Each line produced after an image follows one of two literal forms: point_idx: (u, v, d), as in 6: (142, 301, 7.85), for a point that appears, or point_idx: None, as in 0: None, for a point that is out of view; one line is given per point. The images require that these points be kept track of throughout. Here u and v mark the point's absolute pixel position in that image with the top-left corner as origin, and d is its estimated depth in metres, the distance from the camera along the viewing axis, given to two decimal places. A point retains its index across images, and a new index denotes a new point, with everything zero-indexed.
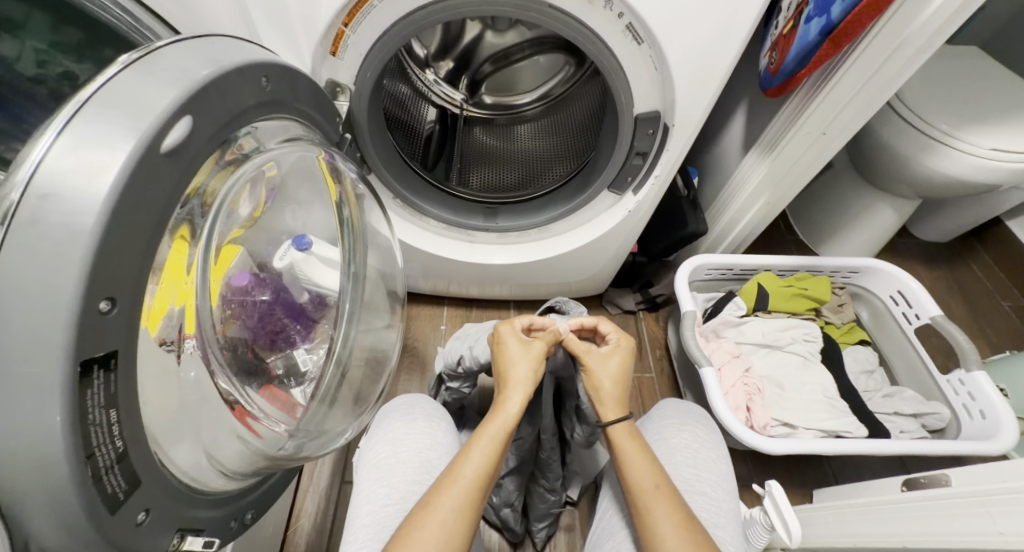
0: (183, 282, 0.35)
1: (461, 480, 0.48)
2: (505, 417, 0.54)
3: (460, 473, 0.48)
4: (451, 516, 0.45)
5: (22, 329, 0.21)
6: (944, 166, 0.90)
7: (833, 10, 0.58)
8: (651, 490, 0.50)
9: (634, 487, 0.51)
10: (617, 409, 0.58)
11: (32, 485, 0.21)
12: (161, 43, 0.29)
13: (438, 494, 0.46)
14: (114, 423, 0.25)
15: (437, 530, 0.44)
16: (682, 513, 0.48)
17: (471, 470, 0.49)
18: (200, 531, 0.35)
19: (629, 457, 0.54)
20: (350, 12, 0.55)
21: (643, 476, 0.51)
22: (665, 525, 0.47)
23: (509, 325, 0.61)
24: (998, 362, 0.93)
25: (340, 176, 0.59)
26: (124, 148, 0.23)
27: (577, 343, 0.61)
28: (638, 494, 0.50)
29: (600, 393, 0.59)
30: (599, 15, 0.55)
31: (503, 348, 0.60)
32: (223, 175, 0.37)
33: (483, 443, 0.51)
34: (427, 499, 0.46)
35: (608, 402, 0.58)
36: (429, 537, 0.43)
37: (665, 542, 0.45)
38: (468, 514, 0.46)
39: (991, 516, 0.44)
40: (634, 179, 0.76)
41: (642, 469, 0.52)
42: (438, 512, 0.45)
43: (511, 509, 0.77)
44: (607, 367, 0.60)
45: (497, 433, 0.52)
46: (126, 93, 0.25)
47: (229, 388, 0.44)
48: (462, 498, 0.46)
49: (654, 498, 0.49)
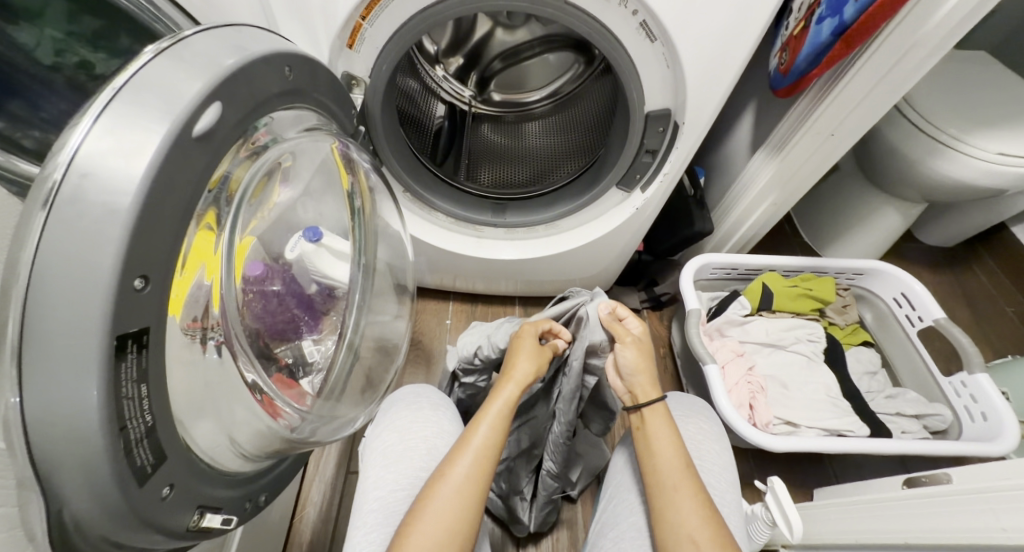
0: (211, 261, 0.36)
1: (468, 451, 0.50)
2: (510, 388, 0.56)
3: (467, 446, 0.51)
4: (460, 488, 0.47)
5: (62, 303, 0.22)
6: (950, 170, 0.90)
7: (846, 10, 0.58)
8: (677, 473, 0.51)
9: (660, 472, 0.51)
10: (653, 390, 0.58)
11: (70, 456, 0.22)
12: (189, 32, 0.30)
13: (450, 462, 0.49)
14: (144, 398, 0.26)
15: (446, 501, 0.46)
16: (702, 495, 0.49)
17: (477, 443, 0.51)
18: (218, 509, 0.36)
19: (660, 438, 0.54)
20: (367, 5, 0.56)
21: (672, 458, 0.52)
22: (687, 507, 0.48)
23: (533, 327, 0.62)
24: (1001, 365, 0.94)
25: (353, 167, 0.60)
26: (159, 130, 0.24)
27: (615, 326, 0.60)
28: (658, 477, 0.51)
29: (633, 377, 0.58)
30: (614, 12, 0.56)
31: (520, 343, 0.60)
32: (245, 165, 0.38)
33: (490, 417, 0.53)
34: (439, 471, 0.49)
35: (646, 384, 0.57)
36: (443, 511, 0.46)
37: (688, 519, 0.47)
38: (480, 479, 0.49)
39: (994, 513, 0.45)
40: (643, 177, 0.76)
41: (668, 452, 0.52)
42: (447, 484, 0.47)
43: (521, 497, 0.80)
44: (636, 351, 0.59)
45: (501, 407, 0.54)
46: (159, 79, 0.26)
47: (256, 379, 0.45)
48: (474, 467, 0.49)
49: (679, 481, 0.50)
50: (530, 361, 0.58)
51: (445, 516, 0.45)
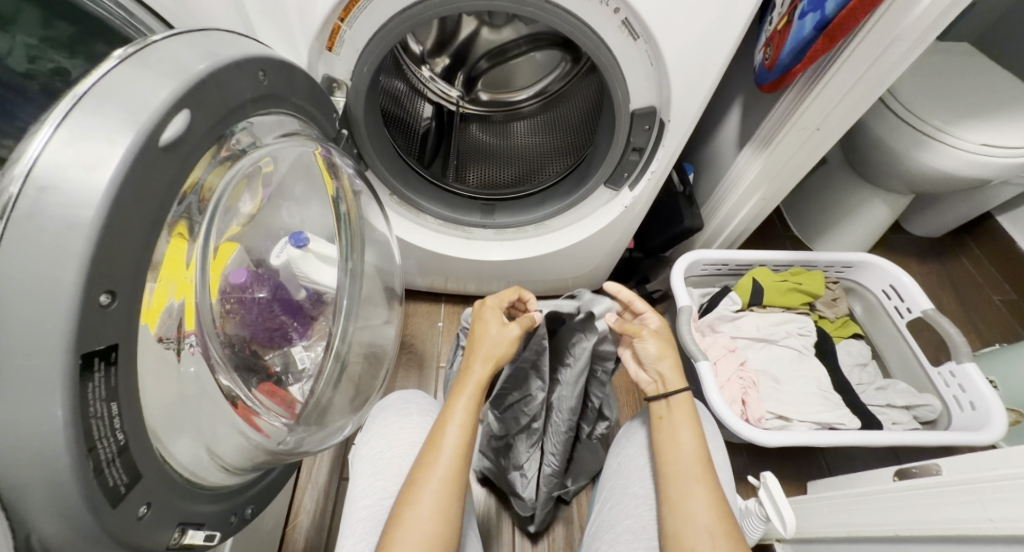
0: (182, 275, 0.35)
1: (439, 464, 0.47)
2: (475, 381, 0.53)
3: (437, 459, 0.47)
4: (434, 498, 0.45)
5: (21, 321, 0.21)
6: (935, 161, 0.91)
7: (827, 6, 0.58)
8: (695, 467, 0.50)
9: (679, 463, 0.51)
10: (679, 377, 0.56)
11: (36, 478, 0.21)
12: (158, 37, 0.29)
13: (431, 456, 0.48)
14: (114, 416, 0.25)
15: (434, 494, 0.45)
16: (718, 492, 0.50)
17: (447, 454, 0.48)
18: (200, 525, 0.35)
19: (683, 434, 0.53)
20: (346, 7, 0.55)
21: (690, 451, 0.52)
22: (699, 502, 0.48)
23: (495, 299, 0.62)
24: (988, 354, 0.95)
25: (337, 171, 0.59)
26: (123, 140, 0.23)
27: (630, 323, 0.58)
28: (675, 468, 0.51)
29: (658, 366, 0.57)
30: (597, 10, 0.55)
31: (483, 325, 0.58)
32: (220, 171, 0.37)
33: (456, 427, 0.50)
34: (421, 467, 0.47)
35: (673, 370, 0.56)
36: (429, 506, 0.45)
37: (700, 516, 0.47)
38: (457, 479, 0.47)
39: (981, 503, 0.46)
40: (631, 174, 0.76)
41: (689, 444, 0.52)
42: (432, 478, 0.46)
43: (520, 473, 0.78)
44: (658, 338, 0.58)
45: (466, 410, 0.51)
46: (122, 86, 0.25)
47: (231, 384, 0.44)
48: (451, 463, 0.47)
49: (698, 475, 0.50)
50: (496, 344, 0.56)
51: (434, 508, 0.45)
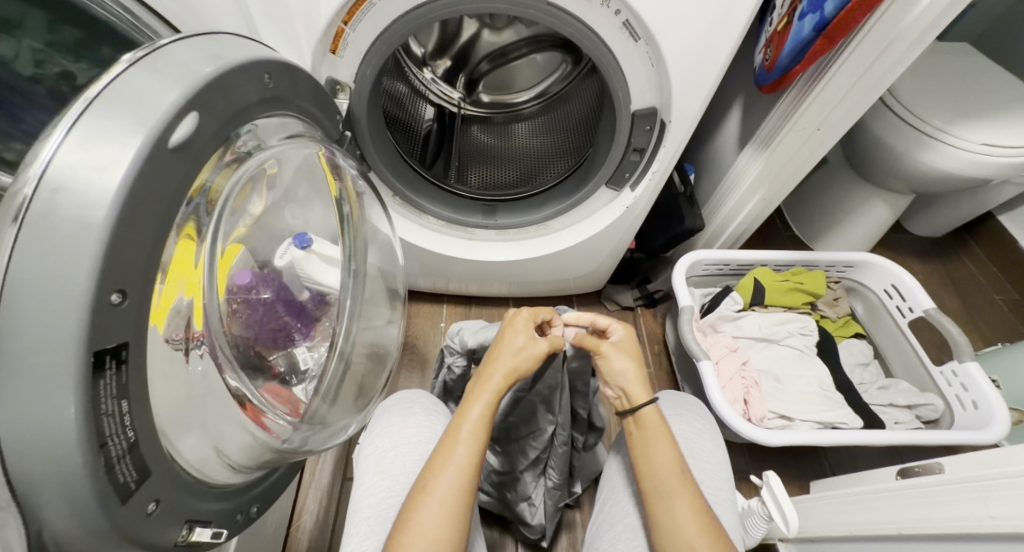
0: (191, 276, 0.36)
1: (445, 472, 0.47)
2: (490, 391, 0.53)
3: (443, 468, 0.48)
4: (438, 508, 0.45)
5: (35, 319, 0.21)
6: (934, 161, 0.91)
7: (827, 7, 0.58)
8: (672, 481, 0.50)
9: (658, 476, 0.51)
10: (644, 391, 0.57)
11: (48, 473, 0.22)
12: (165, 41, 0.29)
13: (438, 465, 0.48)
14: (125, 414, 0.26)
15: (438, 504, 0.45)
16: (700, 503, 0.49)
17: (455, 463, 0.48)
18: (207, 523, 0.35)
19: (659, 447, 0.53)
20: (350, 10, 0.56)
21: (665, 463, 0.51)
22: (683, 513, 0.48)
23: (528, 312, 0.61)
24: (990, 353, 0.95)
25: (340, 172, 0.59)
26: (134, 141, 0.24)
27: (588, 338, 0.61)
28: (654, 481, 0.51)
29: (621, 382, 0.58)
30: (598, 13, 0.56)
31: (507, 337, 0.58)
32: (226, 173, 0.37)
33: (466, 439, 0.50)
34: (426, 476, 0.47)
35: (635, 384, 0.57)
36: (433, 516, 0.44)
37: (684, 529, 0.47)
38: (464, 491, 0.47)
39: (983, 501, 0.46)
40: (632, 175, 0.76)
41: (663, 457, 0.52)
42: (438, 488, 0.46)
43: (529, 503, 0.77)
44: (620, 354, 0.59)
45: (478, 419, 0.51)
46: (131, 89, 0.25)
47: (240, 385, 0.44)
48: (460, 473, 0.47)
49: (675, 488, 0.49)
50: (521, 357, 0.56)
51: (438, 518, 0.44)
